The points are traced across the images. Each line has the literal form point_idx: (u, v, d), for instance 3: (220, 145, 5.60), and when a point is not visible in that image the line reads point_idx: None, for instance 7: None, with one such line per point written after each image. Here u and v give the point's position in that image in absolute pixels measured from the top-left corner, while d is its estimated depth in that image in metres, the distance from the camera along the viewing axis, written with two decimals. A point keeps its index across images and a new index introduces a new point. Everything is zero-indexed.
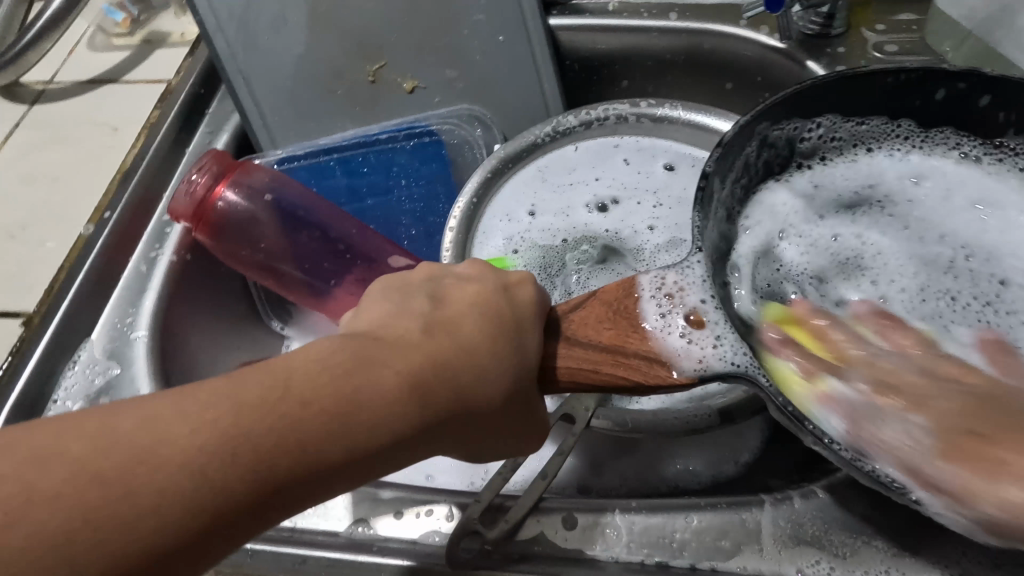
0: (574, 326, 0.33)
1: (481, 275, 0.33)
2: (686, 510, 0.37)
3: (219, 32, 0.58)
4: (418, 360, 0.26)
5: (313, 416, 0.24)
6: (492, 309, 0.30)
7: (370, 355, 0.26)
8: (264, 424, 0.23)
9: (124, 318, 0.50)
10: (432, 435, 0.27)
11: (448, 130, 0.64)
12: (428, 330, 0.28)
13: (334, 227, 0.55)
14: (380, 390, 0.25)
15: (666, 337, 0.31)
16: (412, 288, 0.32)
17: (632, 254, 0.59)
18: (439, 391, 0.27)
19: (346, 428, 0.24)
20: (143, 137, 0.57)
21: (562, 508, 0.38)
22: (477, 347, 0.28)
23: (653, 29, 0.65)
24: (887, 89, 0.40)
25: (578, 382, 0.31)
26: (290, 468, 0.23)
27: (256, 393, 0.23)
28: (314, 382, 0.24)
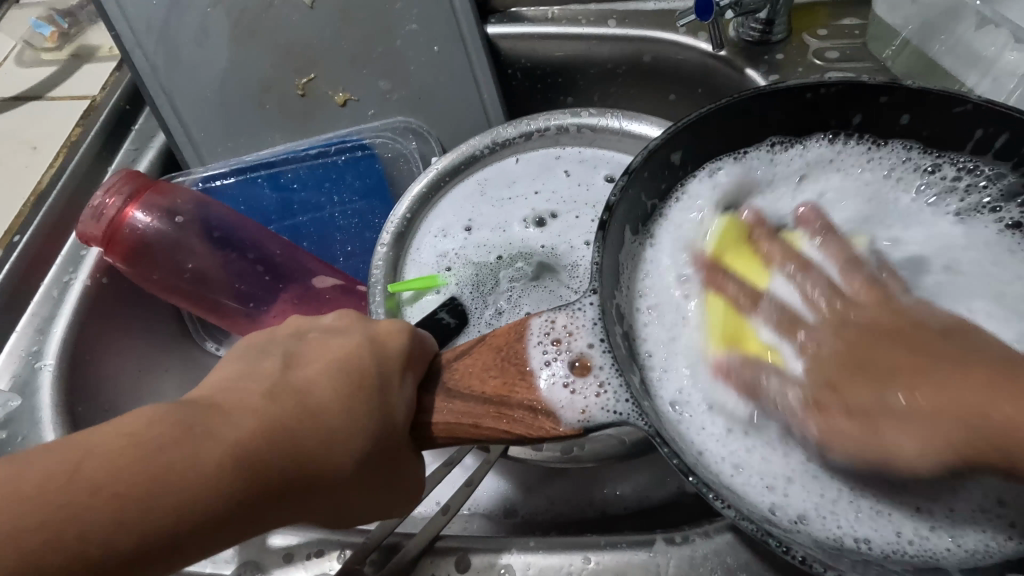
0: (456, 378, 0.32)
1: (350, 329, 0.32)
2: (584, 550, 0.36)
3: (138, 47, 0.57)
4: (250, 429, 0.25)
5: (107, 503, 0.22)
6: (351, 365, 0.29)
7: (191, 427, 0.25)
8: (45, 517, 0.22)
9: (31, 345, 0.48)
10: (268, 507, 0.26)
11: (382, 144, 0.62)
12: (270, 396, 0.27)
13: (257, 250, 0.54)
14: (197, 467, 0.24)
15: (551, 387, 0.31)
16: (271, 348, 0.30)
17: (567, 271, 0.57)
18: (274, 463, 0.25)
19: (148, 514, 0.23)
20: (62, 156, 0.56)
21: (458, 547, 0.36)
22: (324, 412, 0.27)
23: (593, 37, 0.63)
24: (810, 105, 0.38)
25: (457, 437, 0.31)
26: (75, 562, 0.22)
27: (37, 482, 0.22)
28: (115, 463, 0.23)
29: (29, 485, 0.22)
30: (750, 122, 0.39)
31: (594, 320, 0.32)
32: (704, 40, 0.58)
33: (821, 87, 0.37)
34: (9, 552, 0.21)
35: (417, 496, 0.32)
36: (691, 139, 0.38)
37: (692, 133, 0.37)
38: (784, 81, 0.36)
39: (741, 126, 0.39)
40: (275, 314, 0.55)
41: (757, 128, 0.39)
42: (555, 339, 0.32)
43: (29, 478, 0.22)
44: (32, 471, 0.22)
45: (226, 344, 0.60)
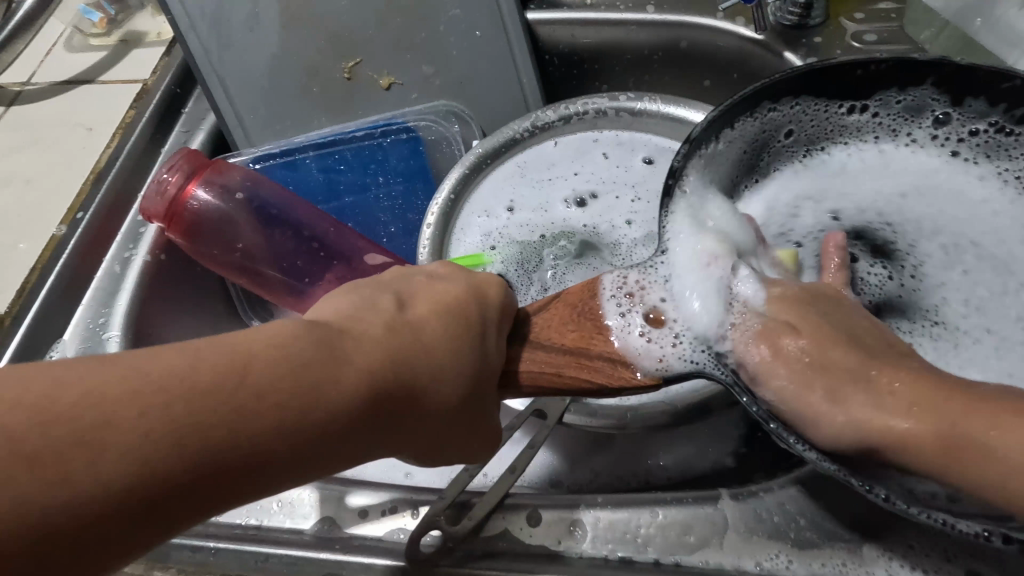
0: (537, 330, 0.33)
1: (451, 275, 0.34)
2: (651, 505, 0.37)
3: (191, 31, 0.58)
4: (379, 358, 0.26)
5: (267, 406, 0.23)
6: (457, 309, 0.31)
7: (333, 347, 0.25)
8: (215, 412, 0.22)
9: (97, 318, 0.50)
10: (383, 434, 0.27)
11: (425, 127, 0.64)
12: (390, 328, 0.28)
13: (309, 227, 0.55)
14: (338, 385, 0.25)
15: (627, 338, 0.32)
16: (379, 286, 0.31)
17: (610, 249, 0.58)
18: (393, 391, 0.27)
19: (299, 423, 0.23)
20: (118, 137, 0.57)
21: (528, 504, 0.38)
22: (437, 350, 0.28)
23: (631, 23, 0.64)
24: (856, 79, 0.39)
25: (540, 386, 0.32)
26: (233, 457, 0.22)
27: (210, 374, 0.22)
28: (270, 369, 0.23)
29: (203, 377, 0.22)
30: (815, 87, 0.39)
31: (665, 279, 0.34)
32: (741, 25, 0.60)
33: (874, 63, 0.38)
34: (184, 440, 0.21)
35: (496, 443, 0.33)
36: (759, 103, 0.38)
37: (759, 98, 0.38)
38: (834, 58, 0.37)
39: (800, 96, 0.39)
40: (323, 288, 0.55)
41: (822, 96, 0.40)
42: (632, 296, 0.33)
43: (198, 372, 0.22)
44: (194, 363, 0.22)
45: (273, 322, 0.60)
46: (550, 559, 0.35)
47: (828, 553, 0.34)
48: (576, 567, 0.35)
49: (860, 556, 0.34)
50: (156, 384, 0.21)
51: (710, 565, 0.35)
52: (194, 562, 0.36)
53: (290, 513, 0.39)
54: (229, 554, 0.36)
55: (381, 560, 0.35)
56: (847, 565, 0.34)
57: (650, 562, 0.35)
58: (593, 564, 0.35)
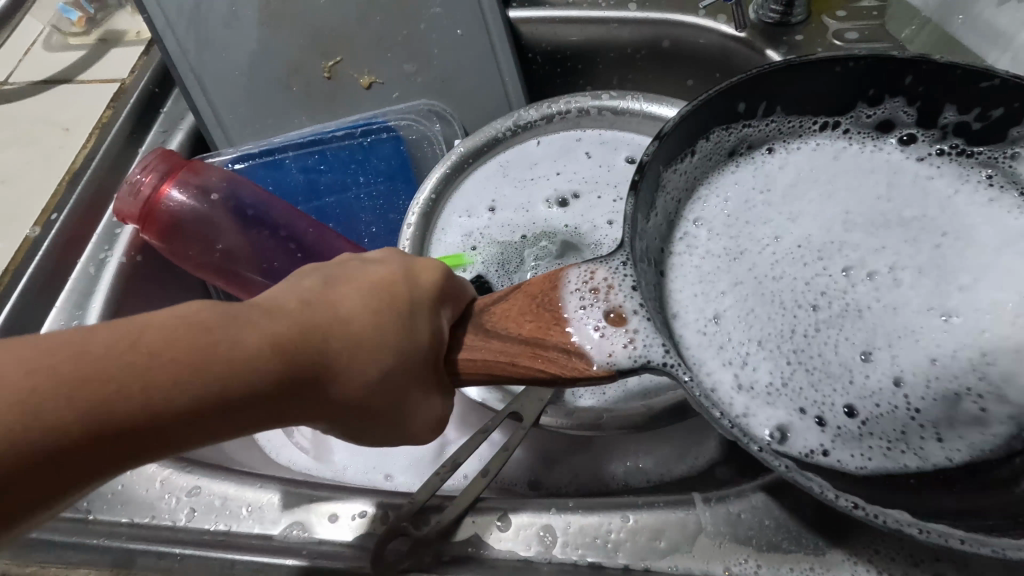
0: (493, 320, 0.33)
1: (390, 257, 0.33)
2: (622, 509, 0.37)
3: (168, 30, 0.58)
4: (285, 327, 0.26)
5: (163, 367, 0.23)
6: (385, 285, 0.30)
7: (239, 315, 0.26)
8: (111, 377, 0.22)
9: (71, 320, 0.49)
10: (296, 401, 0.27)
11: (407, 126, 0.63)
12: (307, 301, 0.28)
13: (288, 228, 0.55)
14: (239, 348, 0.25)
15: (582, 329, 0.32)
16: (313, 267, 0.31)
17: (591, 249, 0.58)
18: (304, 357, 0.27)
19: (200, 384, 0.24)
20: (95, 137, 0.57)
21: (499, 507, 0.37)
22: (354, 321, 0.28)
23: (613, 20, 0.63)
24: (835, 78, 0.39)
25: (494, 374, 0.32)
26: (133, 416, 0.23)
27: (107, 340, 0.23)
28: (169, 334, 0.24)
29: (100, 343, 0.23)
30: (786, 89, 0.39)
31: (623, 274, 0.33)
32: (723, 23, 0.59)
33: (852, 60, 0.38)
34: (82, 395, 0.22)
35: (439, 427, 0.33)
36: (728, 103, 0.39)
37: (734, 95, 0.38)
38: (816, 54, 0.37)
39: (770, 94, 0.39)
40: None
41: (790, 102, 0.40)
42: (585, 288, 0.32)
43: (95, 337, 0.23)
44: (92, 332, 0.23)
45: None
46: (519, 565, 0.35)
47: (798, 558, 0.34)
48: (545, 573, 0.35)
49: (829, 562, 0.34)
50: (55, 349, 0.22)
51: (678, 570, 0.34)
52: (160, 567, 0.36)
53: (259, 517, 0.39)
54: (195, 560, 0.36)
55: (348, 566, 0.35)
56: (816, 569, 0.34)
57: (619, 567, 0.35)
58: (562, 570, 0.35)
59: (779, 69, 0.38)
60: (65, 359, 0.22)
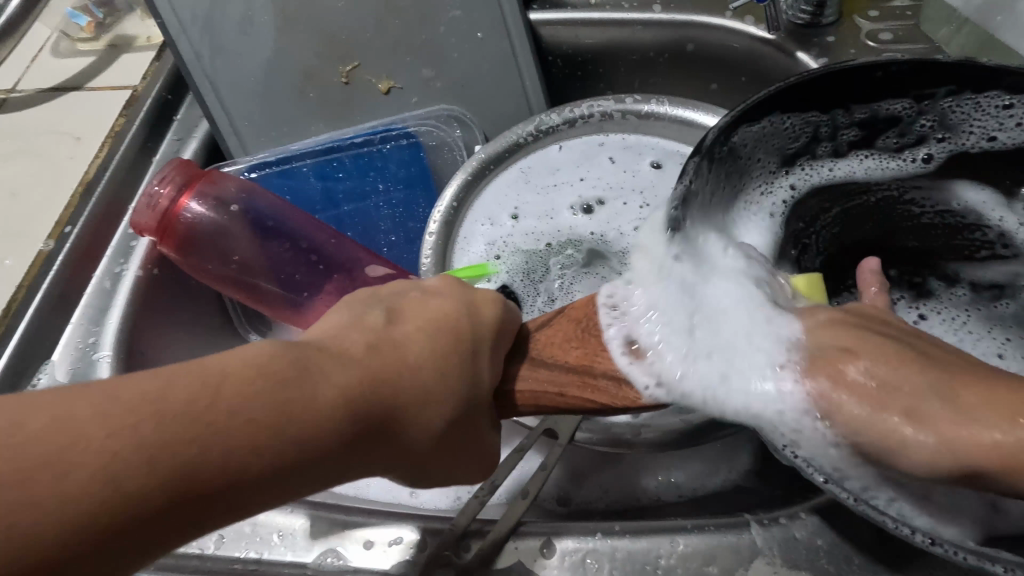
0: (540, 347, 0.33)
1: (447, 291, 0.32)
2: (671, 533, 0.35)
3: (182, 35, 0.56)
4: (359, 376, 0.26)
5: (239, 426, 0.22)
6: (451, 325, 0.30)
7: (312, 366, 0.25)
8: (184, 433, 0.21)
9: (87, 338, 0.47)
10: (367, 454, 0.26)
11: (425, 132, 0.62)
12: (374, 347, 0.27)
13: (308, 238, 0.53)
14: (316, 405, 0.24)
15: (628, 354, 0.31)
16: (371, 302, 0.31)
17: (618, 257, 0.56)
18: (375, 413, 0.26)
19: (276, 443, 0.23)
20: (107, 147, 0.55)
21: (541, 532, 0.36)
22: (423, 368, 0.27)
23: (637, 22, 0.62)
24: (877, 83, 0.37)
25: (541, 406, 0.32)
26: (212, 479, 0.22)
27: (179, 396, 0.22)
28: (245, 389, 0.23)
29: (174, 397, 0.22)
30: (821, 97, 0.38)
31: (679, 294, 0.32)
32: (751, 24, 0.58)
33: (895, 65, 0.36)
34: (157, 458, 0.21)
35: (490, 467, 0.33)
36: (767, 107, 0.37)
37: (772, 100, 0.36)
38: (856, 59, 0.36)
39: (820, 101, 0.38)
40: (323, 302, 0.53)
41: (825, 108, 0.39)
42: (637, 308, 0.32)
43: (168, 391, 0.22)
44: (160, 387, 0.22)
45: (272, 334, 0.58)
46: None
47: None
48: None
49: None
50: (127, 404, 0.21)
51: None
52: None
53: (292, 544, 0.37)
54: None
55: None
56: None
57: None
58: None
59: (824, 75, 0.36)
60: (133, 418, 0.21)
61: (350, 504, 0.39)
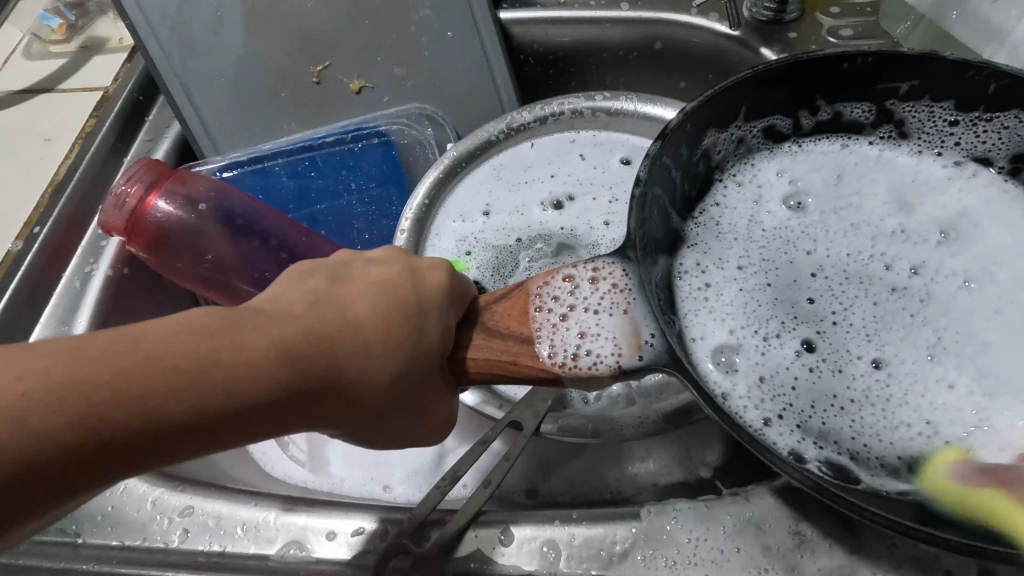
0: (494, 320, 0.33)
1: (394, 257, 0.33)
2: (626, 520, 0.36)
3: (152, 36, 0.57)
4: (291, 328, 0.27)
5: (162, 374, 0.24)
6: (394, 288, 0.31)
7: (241, 321, 0.26)
8: (104, 377, 0.23)
9: (56, 336, 0.48)
10: (303, 406, 0.27)
11: (398, 130, 0.62)
12: (312, 304, 0.28)
13: (278, 236, 0.53)
14: (242, 354, 0.25)
15: (563, 329, 0.31)
16: (316, 270, 0.31)
17: (588, 251, 0.57)
18: (307, 365, 0.27)
19: (201, 391, 0.24)
20: (78, 147, 0.55)
21: (500, 521, 0.37)
22: (362, 323, 0.29)
23: (605, 21, 0.63)
24: (844, 73, 0.39)
25: (495, 372, 0.32)
26: (132, 424, 0.23)
27: (99, 347, 0.23)
28: (168, 341, 0.24)
29: (93, 347, 0.23)
30: (782, 98, 0.40)
31: (627, 276, 0.32)
32: (716, 20, 0.59)
33: (861, 57, 0.38)
34: (74, 400, 0.22)
35: (446, 427, 0.33)
36: (728, 103, 0.39)
37: (734, 94, 0.38)
38: (823, 50, 0.38)
39: (782, 92, 0.40)
40: None
41: (787, 105, 0.41)
42: (579, 288, 0.32)
43: (88, 344, 0.23)
44: (89, 341, 0.23)
45: None
46: None
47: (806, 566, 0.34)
48: None
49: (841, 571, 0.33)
50: (47, 356, 0.22)
51: None
52: None
53: (255, 536, 0.37)
54: None
55: None
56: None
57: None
58: None
59: (787, 65, 0.38)
60: (58, 366, 0.22)
61: (314, 497, 0.40)
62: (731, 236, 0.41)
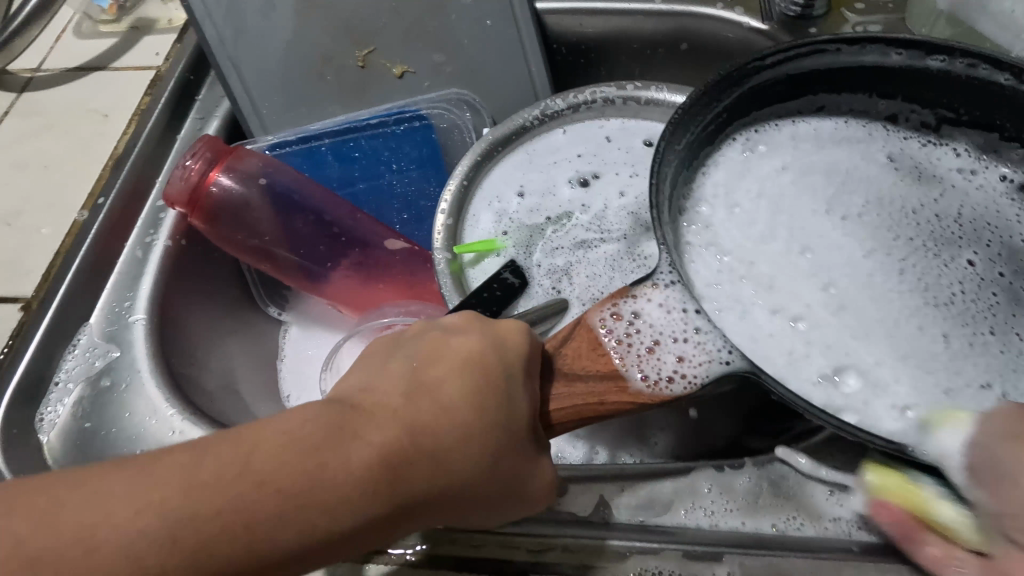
0: (568, 362, 0.35)
1: (470, 327, 0.36)
2: (670, 473, 0.39)
3: (206, 18, 0.58)
4: (395, 429, 0.29)
5: (274, 497, 0.26)
6: (477, 365, 0.33)
7: (345, 428, 0.29)
8: (217, 503, 0.26)
9: (122, 302, 0.50)
10: (411, 505, 0.30)
11: (437, 115, 0.65)
12: (408, 396, 0.31)
13: (330, 213, 0.56)
14: (351, 465, 0.28)
15: (641, 359, 0.34)
16: (399, 350, 0.35)
17: (613, 222, 0.60)
18: (400, 467, 0.29)
19: (318, 509, 0.27)
20: (135, 124, 0.58)
21: (554, 474, 0.40)
22: (455, 411, 0.31)
23: (638, 13, 0.66)
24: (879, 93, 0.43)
25: (584, 416, 0.34)
26: (250, 555, 0.26)
27: (212, 471, 0.26)
28: (275, 454, 0.27)
29: (207, 473, 0.26)
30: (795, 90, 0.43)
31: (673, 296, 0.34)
32: (746, 16, 0.62)
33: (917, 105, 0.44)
34: (191, 533, 0.25)
35: (551, 489, 0.35)
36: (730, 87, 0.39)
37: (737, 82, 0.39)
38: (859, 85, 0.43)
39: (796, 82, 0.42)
40: (342, 274, 0.56)
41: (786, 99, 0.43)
42: (639, 318, 0.34)
43: (206, 467, 0.26)
44: (198, 456, 0.27)
45: (291, 309, 0.61)
46: (580, 522, 0.37)
47: (832, 512, 0.37)
48: (605, 529, 0.37)
49: (864, 516, 0.37)
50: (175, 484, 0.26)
51: (720, 526, 0.37)
52: None
53: None
54: None
55: (417, 527, 0.38)
56: (852, 522, 0.37)
57: (671, 521, 0.37)
58: (619, 526, 0.37)
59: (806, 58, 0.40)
60: (175, 488, 0.26)
61: None
62: (742, 199, 0.42)
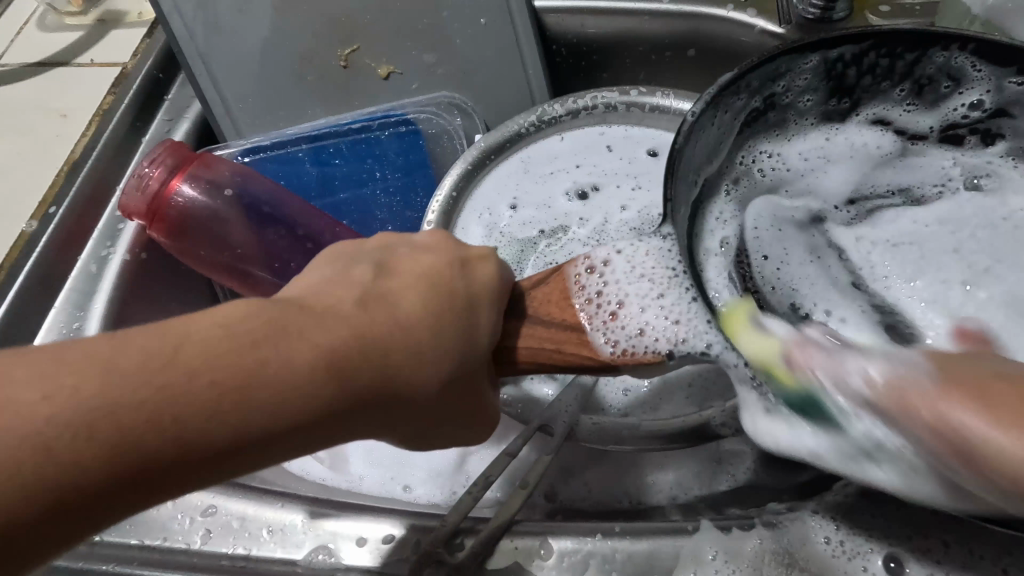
0: (536, 305, 0.32)
1: (440, 246, 0.31)
2: (670, 535, 0.35)
3: (175, 12, 0.54)
4: (343, 333, 0.24)
5: (202, 390, 0.21)
6: (443, 282, 0.28)
7: (282, 325, 0.24)
8: (129, 403, 0.20)
9: (71, 322, 0.46)
10: (353, 417, 0.25)
11: (426, 120, 0.60)
12: (360, 303, 0.26)
13: (305, 226, 0.51)
14: (288, 366, 0.23)
15: (611, 318, 0.30)
16: (360, 254, 0.30)
17: (614, 237, 0.55)
18: (346, 375, 0.24)
19: (238, 413, 0.22)
20: (96, 125, 0.53)
21: (538, 532, 0.35)
22: (412, 324, 0.26)
23: (644, 13, 0.61)
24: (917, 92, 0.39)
25: (539, 362, 0.31)
26: (168, 451, 0.21)
27: (133, 360, 0.21)
28: (210, 351, 0.22)
29: (127, 360, 0.21)
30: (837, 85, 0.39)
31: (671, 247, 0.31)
32: (762, 18, 0.57)
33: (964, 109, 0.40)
34: (107, 427, 0.20)
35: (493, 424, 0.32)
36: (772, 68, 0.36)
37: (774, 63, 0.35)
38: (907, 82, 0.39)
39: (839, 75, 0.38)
40: None
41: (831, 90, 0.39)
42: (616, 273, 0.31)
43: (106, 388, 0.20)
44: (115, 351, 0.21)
45: None
46: None
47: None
48: None
49: None
50: (87, 378, 0.20)
51: None
52: None
53: (281, 539, 0.36)
54: None
55: None
56: None
57: None
58: None
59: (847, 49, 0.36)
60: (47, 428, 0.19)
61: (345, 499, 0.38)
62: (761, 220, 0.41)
